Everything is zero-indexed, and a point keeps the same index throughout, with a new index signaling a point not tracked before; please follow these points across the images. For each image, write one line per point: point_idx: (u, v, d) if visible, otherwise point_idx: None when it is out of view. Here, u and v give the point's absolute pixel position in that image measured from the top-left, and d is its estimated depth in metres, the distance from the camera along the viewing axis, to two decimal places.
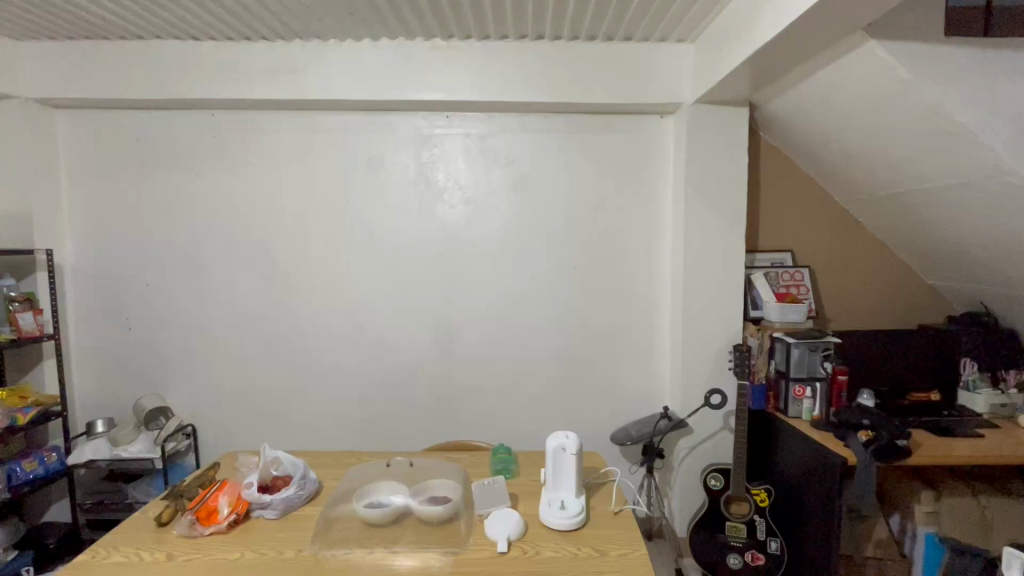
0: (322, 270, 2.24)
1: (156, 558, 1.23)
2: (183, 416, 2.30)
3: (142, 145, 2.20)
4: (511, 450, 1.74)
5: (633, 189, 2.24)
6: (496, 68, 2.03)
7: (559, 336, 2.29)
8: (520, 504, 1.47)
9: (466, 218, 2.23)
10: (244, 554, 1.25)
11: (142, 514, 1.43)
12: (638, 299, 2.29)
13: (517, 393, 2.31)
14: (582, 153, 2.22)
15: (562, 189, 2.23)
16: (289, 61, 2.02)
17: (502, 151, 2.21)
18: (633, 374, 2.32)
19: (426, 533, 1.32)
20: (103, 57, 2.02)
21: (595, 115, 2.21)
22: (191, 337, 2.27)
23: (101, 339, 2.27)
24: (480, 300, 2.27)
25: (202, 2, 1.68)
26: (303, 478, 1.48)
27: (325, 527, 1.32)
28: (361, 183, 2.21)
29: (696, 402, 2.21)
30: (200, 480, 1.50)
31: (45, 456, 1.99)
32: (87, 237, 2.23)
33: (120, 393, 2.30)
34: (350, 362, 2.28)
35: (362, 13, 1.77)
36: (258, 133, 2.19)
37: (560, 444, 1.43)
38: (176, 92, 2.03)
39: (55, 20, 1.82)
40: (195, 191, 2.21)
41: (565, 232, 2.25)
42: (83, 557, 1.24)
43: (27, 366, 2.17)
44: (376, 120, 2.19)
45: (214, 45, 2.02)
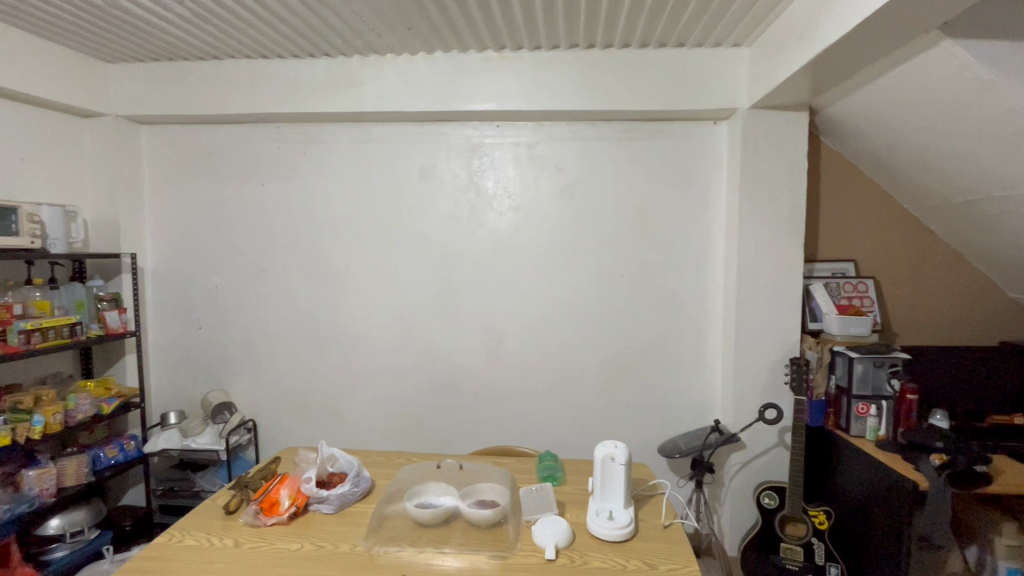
0: (374, 276, 2.33)
1: (224, 544, 1.32)
2: (245, 411, 2.44)
3: (215, 157, 2.36)
4: (556, 457, 1.75)
5: (684, 197, 2.21)
6: (546, 77, 2.05)
7: (606, 346, 2.27)
8: (568, 513, 1.47)
9: (515, 225, 2.26)
10: (302, 546, 1.31)
11: (212, 502, 1.52)
12: (688, 308, 2.25)
13: (562, 402, 2.31)
14: (631, 160, 2.21)
15: (610, 197, 2.22)
16: (349, 75, 2.12)
17: (551, 159, 2.23)
18: (682, 386, 2.27)
19: (475, 535, 1.34)
20: (183, 76, 2.19)
21: (646, 122, 2.19)
22: (253, 337, 2.40)
23: (175, 337, 2.45)
24: (527, 307, 2.28)
25: (272, 22, 1.80)
26: (358, 475, 1.54)
27: (378, 524, 1.37)
28: (413, 192, 2.28)
29: (749, 416, 2.13)
30: (263, 473, 1.59)
31: (125, 444, 2.15)
32: (165, 241, 2.41)
33: (190, 388, 2.46)
34: (399, 364, 2.35)
35: (419, 28, 1.84)
36: (318, 145, 2.30)
37: (608, 453, 1.42)
38: (247, 106, 2.16)
39: (142, 43, 1.99)
40: (260, 199, 2.35)
41: (614, 241, 2.23)
42: (161, 538, 1.35)
43: (111, 360, 2.37)
44: (429, 130, 2.26)
45: (281, 62, 2.15)
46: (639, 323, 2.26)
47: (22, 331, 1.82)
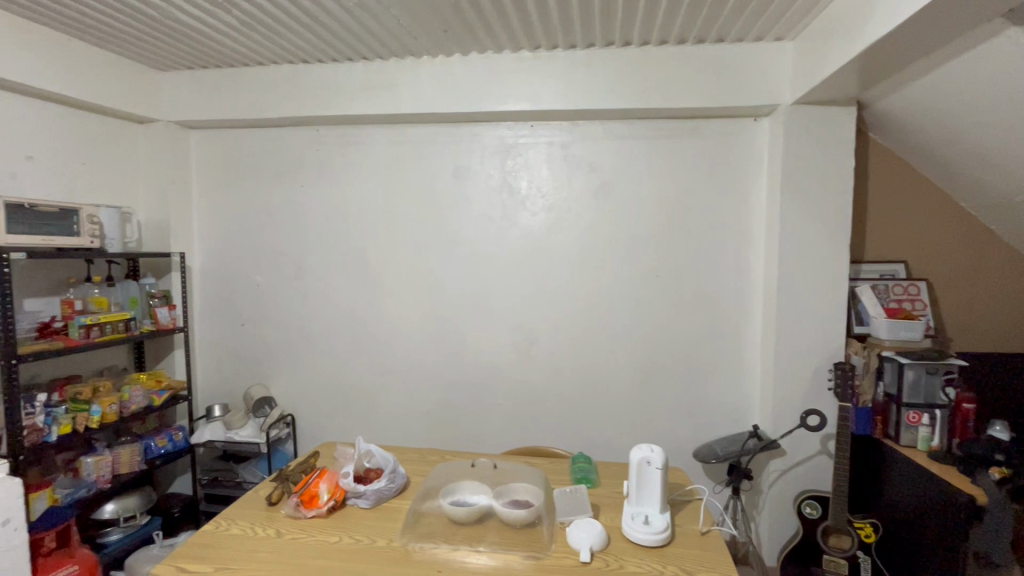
0: (409, 275, 2.36)
1: (268, 534, 1.36)
2: (285, 406, 2.51)
3: (257, 159, 2.44)
4: (590, 459, 1.74)
5: (722, 196, 2.15)
6: (581, 76, 2.03)
7: (640, 347, 2.24)
8: (602, 516, 1.45)
9: (548, 225, 2.25)
10: (342, 539, 1.34)
11: (255, 493, 1.58)
12: (726, 310, 2.19)
13: (595, 403, 2.29)
14: (668, 158, 2.17)
15: (646, 197, 2.19)
16: (386, 77, 2.16)
17: (585, 159, 2.21)
18: (719, 389, 2.22)
19: (509, 535, 1.34)
20: (229, 82, 2.28)
21: (683, 120, 2.15)
22: (293, 334, 2.48)
23: (219, 333, 2.55)
24: (560, 306, 2.27)
25: (313, 27, 1.85)
26: (393, 471, 1.56)
27: (414, 520, 1.39)
28: (447, 193, 2.30)
29: (790, 422, 2.06)
30: (303, 466, 1.64)
31: (173, 434, 2.26)
32: (211, 241, 2.51)
33: (233, 382, 2.55)
34: (433, 362, 2.38)
35: (455, 30, 1.85)
36: (356, 146, 2.35)
37: (644, 457, 1.39)
38: (288, 110, 2.23)
39: (192, 51, 2.09)
40: (301, 199, 2.41)
41: (649, 241, 2.20)
42: (209, 526, 1.40)
43: (161, 354, 2.48)
44: (464, 131, 2.28)
45: (321, 67, 2.20)
46: (674, 324, 2.22)
47: (82, 326, 1.93)
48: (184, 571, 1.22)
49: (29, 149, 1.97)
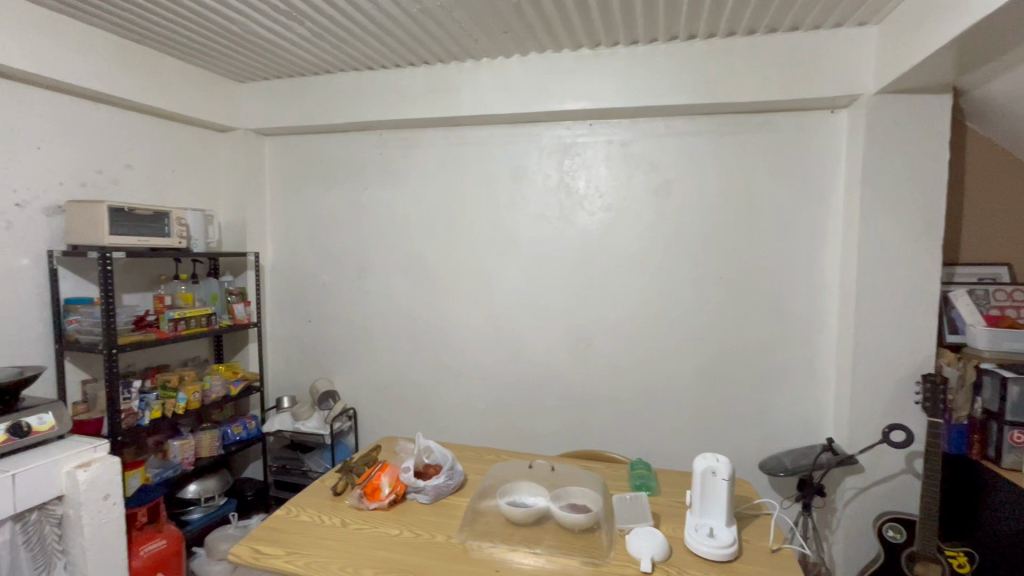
0: (467, 275, 2.39)
1: (333, 522, 1.42)
2: (347, 400, 2.62)
3: (325, 163, 2.56)
4: (650, 466, 1.69)
5: (795, 194, 2.03)
6: (643, 71, 1.98)
7: (703, 352, 2.16)
8: (663, 525, 1.40)
9: (606, 225, 2.21)
10: (402, 532, 1.38)
11: (321, 482, 1.64)
12: (797, 315, 2.06)
13: (654, 409, 2.22)
14: (736, 154, 2.07)
15: (710, 195, 2.10)
16: (447, 80, 2.20)
17: (645, 156, 2.15)
18: (788, 399, 2.09)
19: (567, 539, 1.33)
20: (300, 90, 2.40)
21: (752, 114, 2.05)
22: (355, 330, 2.58)
23: (289, 329, 2.69)
24: (617, 307, 2.23)
25: (379, 34, 1.91)
26: (451, 469, 1.59)
27: (472, 518, 1.41)
28: (505, 193, 2.31)
29: (870, 437, 1.91)
30: (366, 459, 1.70)
31: (247, 422, 2.41)
32: (283, 241, 2.66)
33: (301, 375, 2.69)
34: (488, 362, 2.40)
35: (516, 30, 1.86)
36: (417, 149, 2.41)
37: (709, 467, 1.33)
38: (353, 115, 2.32)
39: (267, 62, 2.22)
40: (364, 201, 2.51)
41: (713, 242, 2.11)
42: (281, 511, 1.48)
43: (237, 347, 2.66)
44: (522, 131, 2.28)
45: (385, 72, 2.28)
46: (740, 328, 2.12)
47: (172, 320, 2.09)
48: (259, 552, 1.29)
49: (128, 158, 2.17)
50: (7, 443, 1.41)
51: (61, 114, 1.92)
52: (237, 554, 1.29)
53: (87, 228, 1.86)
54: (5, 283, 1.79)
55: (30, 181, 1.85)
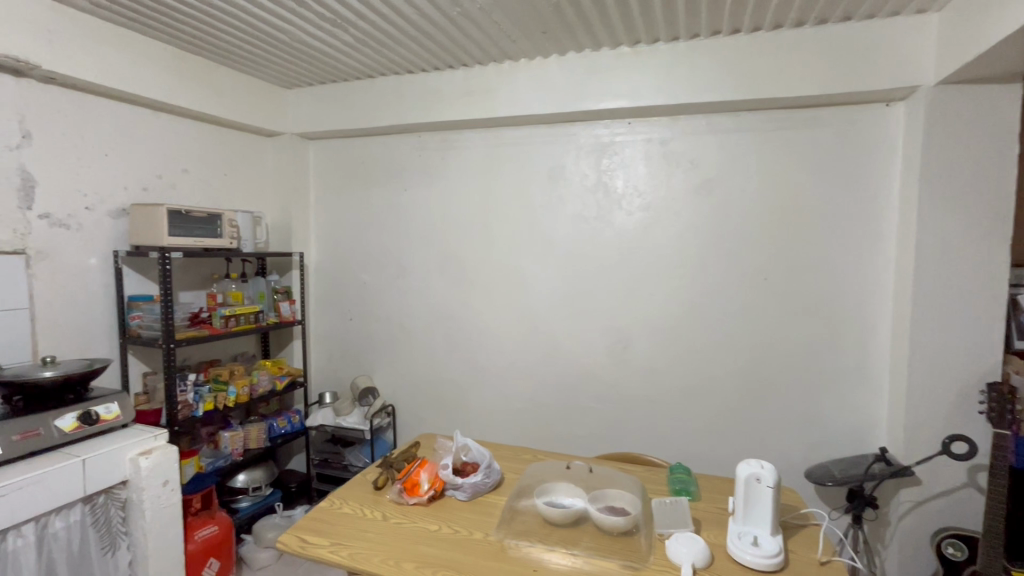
0: (503, 275, 2.40)
1: (374, 515, 1.46)
2: (386, 396, 2.68)
3: (366, 165, 2.63)
4: (690, 471, 1.65)
5: (846, 191, 1.94)
6: (683, 68, 1.94)
7: (745, 356, 2.09)
8: (704, 531, 1.37)
9: (644, 225, 2.18)
10: (441, 528, 1.40)
11: (362, 476, 1.69)
12: (848, 317, 1.97)
13: (693, 413, 2.18)
14: (782, 151, 2.00)
15: (753, 193, 2.04)
16: (485, 82, 2.21)
17: (685, 154, 2.11)
18: (837, 405, 2.01)
19: (606, 542, 1.32)
20: (343, 95, 2.48)
21: (799, 109, 1.98)
22: (394, 329, 2.63)
23: (331, 326, 2.78)
24: (656, 309, 2.19)
25: (419, 38, 1.95)
26: (489, 467, 1.60)
27: (509, 517, 1.42)
28: (542, 193, 2.31)
29: (927, 447, 1.81)
30: (405, 455, 1.73)
31: (291, 416, 2.51)
32: (326, 242, 2.75)
33: (342, 371, 2.77)
34: (524, 362, 2.41)
35: (554, 30, 1.86)
36: (455, 150, 2.44)
37: (753, 474, 1.29)
38: (394, 118, 2.38)
39: (312, 69, 2.30)
40: (403, 203, 2.56)
41: (757, 241, 2.05)
42: (324, 503, 1.53)
43: (282, 344, 2.76)
44: (559, 131, 2.28)
45: (425, 76, 2.32)
46: (785, 332, 2.04)
47: (223, 317, 2.19)
48: (305, 542, 1.34)
49: (185, 163, 2.29)
50: (77, 430, 1.52)
51: (125, 123, 2.05)
52: (285, 543, 1.34)
53: (148, 230, 1.97)
54: (76, 281, 1.92)
55: (97, 186, 1.97)
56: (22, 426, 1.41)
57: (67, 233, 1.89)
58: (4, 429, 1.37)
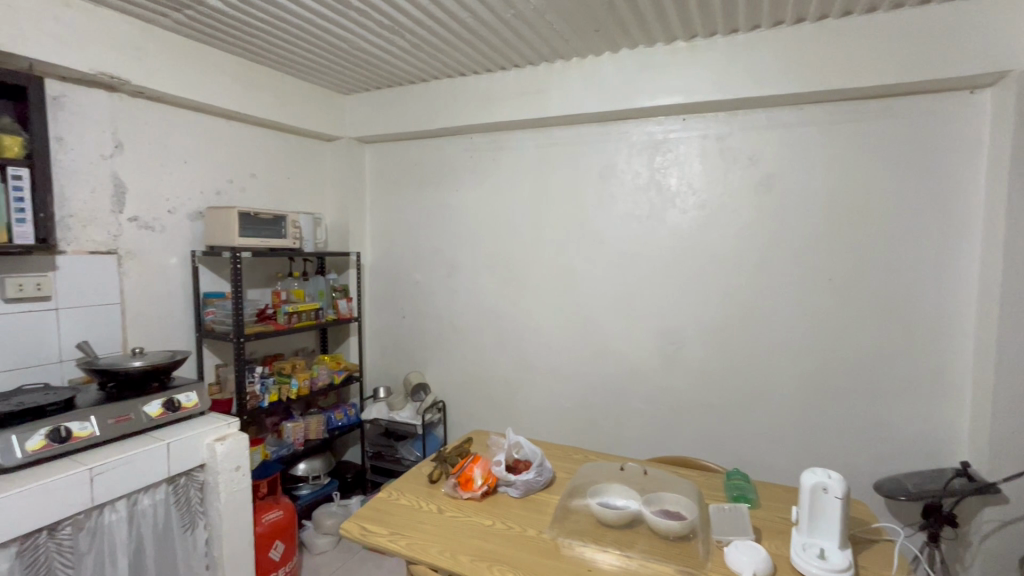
0: (552, 275, 2.41)
1: (430, 508, 1.50)
2: (437, 393, 2.74)
3: (419, 167, 2.70)
4: (748, 478, 1.60)
5: (923, 187, 1.82)
6: (742, 62, 1.88)
7: (808, 359, 2.00)
8: (765, 541, 1.32)
9: (699, 223, 2.12)
10: (495, 523, 1.42)
11: (417, 469, 1.74)
12: (923, 321, 1.85)
13: (750, 418, 2.10)
14: (850, 145, 1.90)
15: (817, 190, 1.94)
16: (536, 82, 2.22)
17: (743, 151, 2.04)
18: (911, 415, 1.88)
19: (661, 546, 1.30)
20: (398, 99, 2.55)
21: (869, 101, 1.87)
22: (445, 327, 2.69)
23: (385, 323, 2.87)
24: (711, 310, 2.13)
25: (472, 41, 1.98)
26: (541, 465, 1.62)
27: (562, 515, 1.42)
28: (593, 193, 2.30)
29: (1016, 463, 1.67)
30: (459, 450, 1.77)
31: (348, 410, 2.62)
32: (380, 242, 2.85)
33: (395, 367, 2.86)
34: (573, 362, 2.40)
35: (607, 28, 1.84)
36: (506, 151, 2.47)
37: (819, 483, 1.23)
38: (446, 121, 2.43)
39: (370, 75, 2.39)
40: (454, 203, 2.61)
41: (822, 240, 1.95)
42: (382, 493, 1.59)
43: (340, 340, 2.88)
44: (611, 129, 2.26)
45: (477, 78, 2.35)
46: (852, 335, 1.94)
47: (287, 313, 2.32)
48: (366, 530, 1.40)
49: (253, 168, 2.43)
50: (162, 416, 1.65)
51: (201, 132, 2.20)
52: (347, 530, 1.40)
53: (221, 231, 2.11)
54: (159, 279, 2.09)
55: (178, 191, 2.13)
56: (116, 411, 1.55)
57: (151, 234, 2.05)
58: (101, 413, 1.51)
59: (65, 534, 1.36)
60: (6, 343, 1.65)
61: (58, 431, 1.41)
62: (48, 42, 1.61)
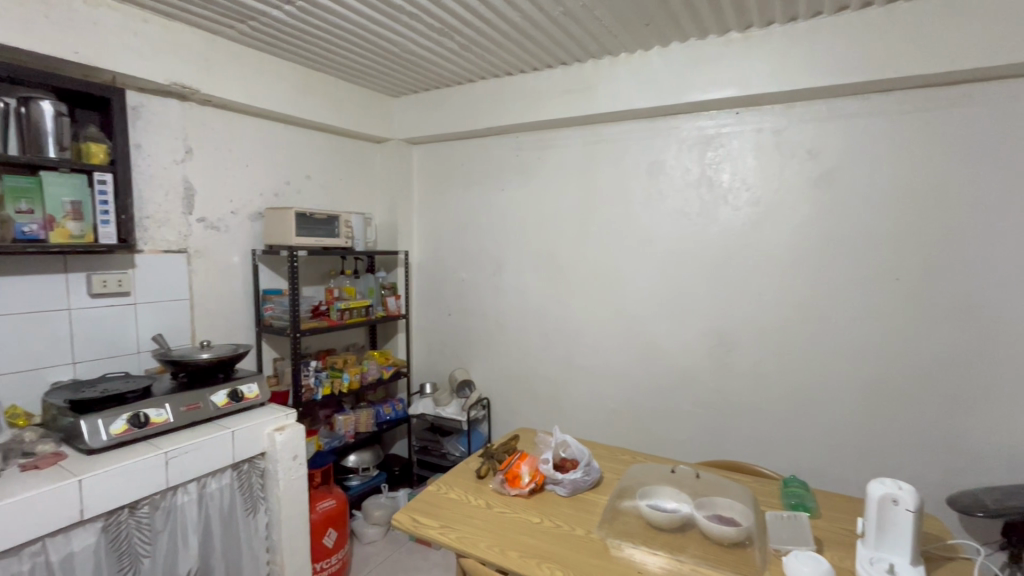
0: (598, 273, 2.39)
1: (478, 503, 1.52)
2: (482, 390, 2.77)
3: (465, 167, 2.73)
4: (807, 486, 1.53)
5: (1006, 179, 1.68)
6: (802, 51, 1.80)
7: (872, 363, 1.89)
8: (827, 552, 1.26)
9: (753, 220, 2.05)
10: (543, 520, 1.43)
11: (465, 465, 1.77)
12: (1005, 324, 1.71)
13: (808, 423, 2.01)
14: (921, 135, 1.78)
15: (884, 184, 1.83)
16: (583, 79, 2.21)
17: (802, 144, 1.95)
18: (989, 425, 1.75)
19: (715, 551, 1.26)
20: (445, 100, 2.60)
21: (944, 88, 1.74)
22: (490, 325, 2.72)
23: (431, 320, 2.93)
24: (765, 310, 2.05)
25: (519, 40, 1.99)
26: (588, 465, 1.60)
27: (610, 516, 1.40)
28: (641, 190, 2.26)
29: None
30: (505, 447, 1.79)
31: (396, 404, 2.69)
32: (427, 241, 2.90)
33: (441, 364, 2.91)
34: (619, 362, 2.37)
35: (657, 22, 1.80)
36: (551, 149, 2.46)
37: (888, 494, 1.16)
38: (492, 120, 2.45)
39: (418, 77, 2.44)
40: (500, 202, 2.63)
41: (889, 237, 1.84)
42: (431, 487, 1.62)
43: (388, 336, 2.96)
44: (659, 124, 2.21)
45: (523, 77, 2.36)
46: (922, 339, 1.82)
47: (339, 309, 2.41)
48: (416, 521, 1.43)
49: (308, 170, 2.53)
50: (228, 406, 1.75)
51: (261, 137, 2.31)
52: (399, 521, 1.44)
53: (280, 231, 2.21)
54: (224, 277, 2.21)
55: (240, 193, 2.25)
56: (187, 399, 1.65)
57: (217, 234, 2.17)
58: (175, 401, 1.62)
59: (144, 512, 1.46)
60: (92, 335, 1.79)
61: (137, 417, 1.52)
62: (128, 56, 1.74)
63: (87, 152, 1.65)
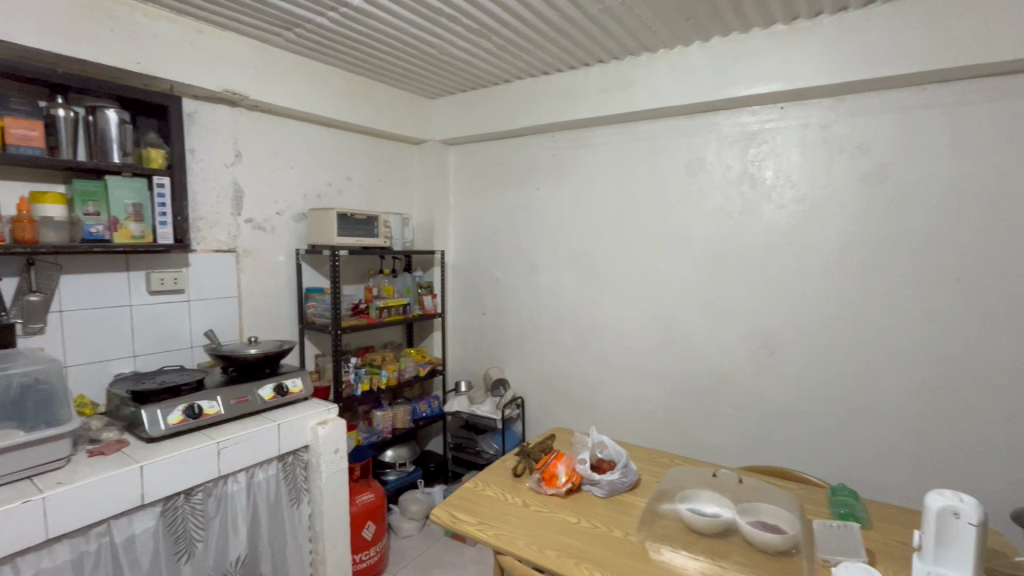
0: (635, 273, 2.36)
1: (515, 501, 1.52)
2: (516, 389, 2.78)
3: (500, 167, 2.75)
4: (857, 494, 1.47)
5: None
6: (853, 41, 1.72)
7: (928, 369, 1.80)
8: (880, 566, 1.21)
9: (798, 218, 1.98)
10: (581, 521, 1.42)
11: (501, 462, 1.78)
12: None
13: (857, 430, 1.93)
14: (984, 127, 1.67)
15: (942, 179, 1.74)
16: (621, 76, 2.18)
17: (852, 139, 1.87)
18: None
19: (759, 559, 1.23)
20: (480, 101, 2.62)
21: (1012, 76, 1.63)
22: (524, 324, 2.72)
23: (466, 319, 2.96)
24: (810, 312, 1.98)
25: (556, 39, 1.98)
26: (626, 466, 1.59)
27: (649, 519, 1.39)
28: (679, 188, 2.22)
29: None
30: (542, 446, 1.79)
31: (432, 401, 2.74)
32: (463, 240, 2.94)
33: (476, 363, 2.94)
34: (656, 363, 2.33)
35: (699, 16, 1.77)
36: (588, 148, 2.45)
37: (950, 506, 1.09)
38: (528, 120, 2.45)
39: (454, 78, 2.46)
40: (535, 202, 2.63)
41: (948, 236, 1.74)
42: (468, 484, 1.64)
43: (424, 334, 3.01)
44: (699, 121, 2.16)
45: (560, 76, 2.35)
46: (984, 343, 1.71)
47: (378, 308, 2.47)
48: (455, 517, 1.45)
49: (348, 172, 2.60)
50: (274, 400, 1.82)
51: (305, 140, 2.39)
52: (438, 516, 1.46)
53: (322, 231, 2.29)
54: (270, 275, 2.30)
55: (285, 195, 2.33)
56: (237, 393, 1.73)
57: (264, 235, 2.26)
58: (226, 394, 1.69)
59: (198, 499, 1.54)
60: (150, 330, 1.90)
61: (192, 408, 1.60)
62: (184, 66, 1.83)
63: (149, 157, 1.77)
